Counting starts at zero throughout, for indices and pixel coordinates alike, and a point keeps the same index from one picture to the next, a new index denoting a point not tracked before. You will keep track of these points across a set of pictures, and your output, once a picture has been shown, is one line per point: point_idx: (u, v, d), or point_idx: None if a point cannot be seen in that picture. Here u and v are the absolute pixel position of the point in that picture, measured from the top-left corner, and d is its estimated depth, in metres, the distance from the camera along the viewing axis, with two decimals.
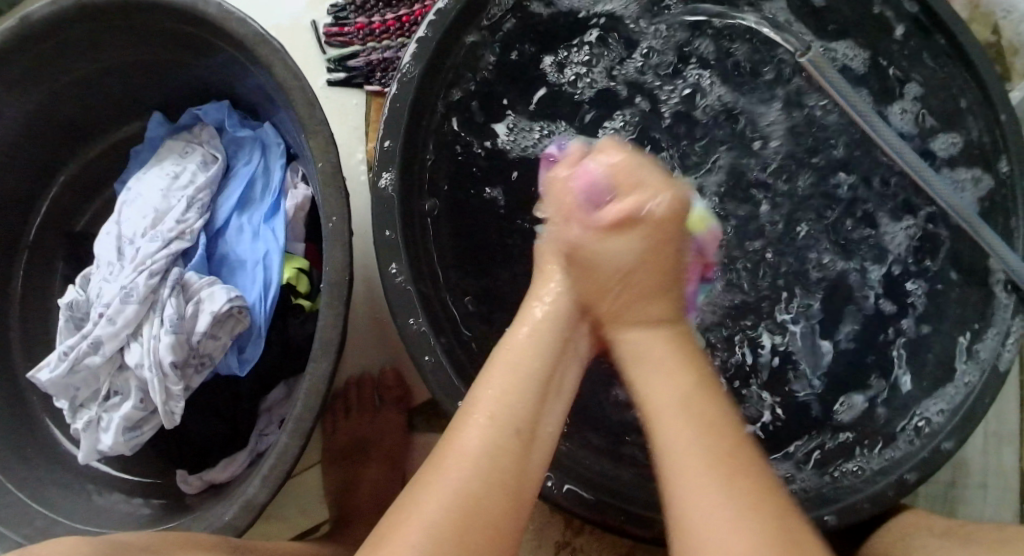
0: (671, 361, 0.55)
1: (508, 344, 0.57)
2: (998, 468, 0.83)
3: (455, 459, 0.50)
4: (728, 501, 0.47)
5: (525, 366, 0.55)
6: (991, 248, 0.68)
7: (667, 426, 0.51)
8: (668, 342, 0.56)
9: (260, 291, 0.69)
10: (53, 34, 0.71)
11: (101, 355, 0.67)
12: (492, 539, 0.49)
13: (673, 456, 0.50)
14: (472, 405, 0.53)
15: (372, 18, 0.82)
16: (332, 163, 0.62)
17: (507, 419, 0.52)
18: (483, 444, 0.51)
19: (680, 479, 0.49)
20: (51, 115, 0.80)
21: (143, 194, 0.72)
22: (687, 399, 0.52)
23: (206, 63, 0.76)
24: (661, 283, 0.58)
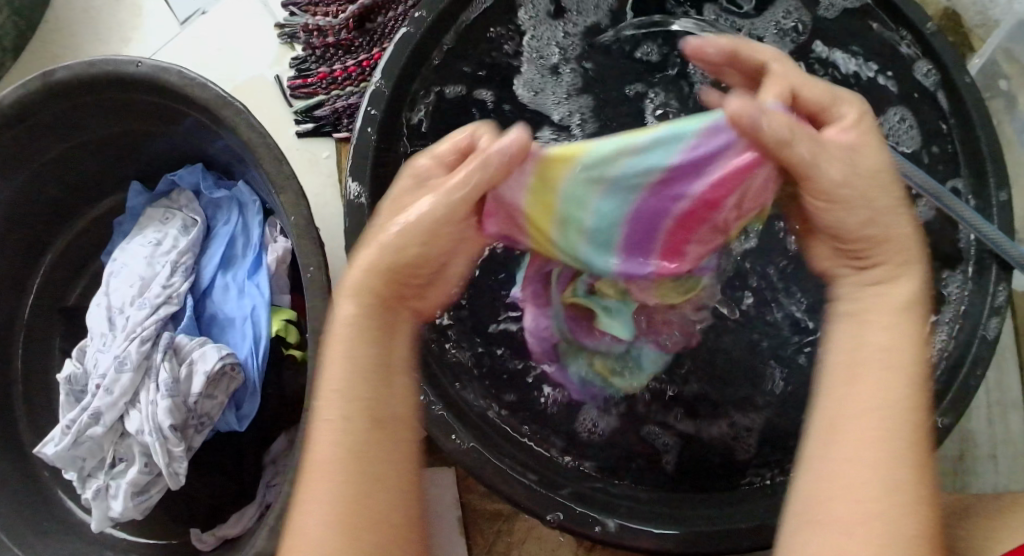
0: (886, 329, 0.46)
1: (334, 336, 0.47)
2: (1005, 435, 0.83)
3: (325, 465, 0.44)
4: (897, 476, 0.42)
5: (345, 362, 0.46)
6: (970, 223, 0.68)
7: (861, 383, 0.45)
8: (903, 322, 0.46)
9: (250, 345, 0.70)
10: (26, 118, 0.74)
11: (102, 425, 0.68)
12: (382, 529, 0.43)
13: (853, 406, 0.44)
14: (316, 413, 0.46)
15: (333, 67, 0.85)
16: (304, 215, 0.64)
17: (358, 409, 0.45)
18: (342, 445, 0.45)
19: (857, 432, 0.43)
20: (34, 196, 0.83)
21: (128, 264, 0.74)
22: (897, 392, 0.44)
23: (176, 129, 0.79)
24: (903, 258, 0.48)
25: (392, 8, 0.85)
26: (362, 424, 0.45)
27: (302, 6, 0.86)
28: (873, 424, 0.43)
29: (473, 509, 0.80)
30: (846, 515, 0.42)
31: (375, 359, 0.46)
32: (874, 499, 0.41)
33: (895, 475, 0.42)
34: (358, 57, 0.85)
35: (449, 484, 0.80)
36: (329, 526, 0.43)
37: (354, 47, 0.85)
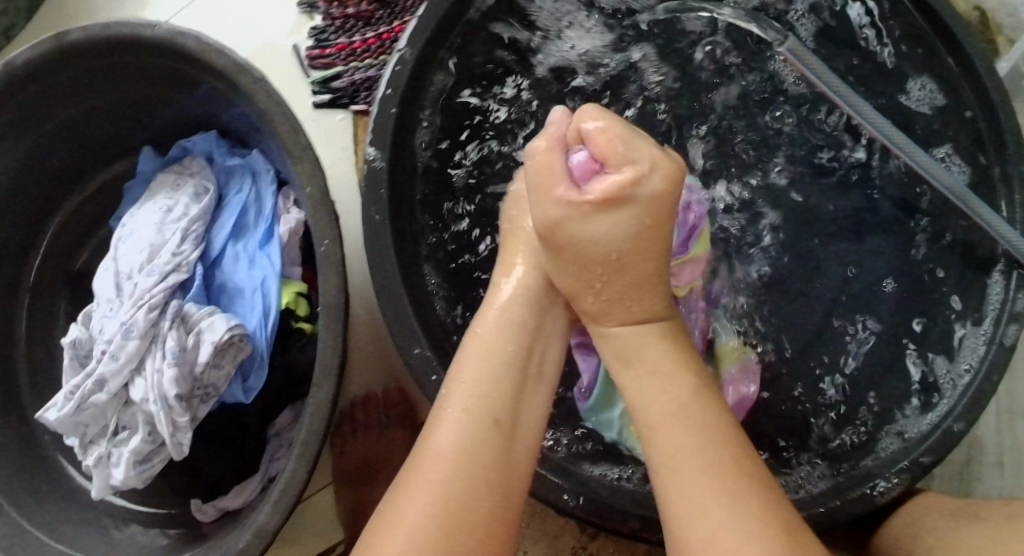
0: (665, 362, 0.56)
1: (476, 331, 0.59)
2: (1012, 442, 0.82)
3: (443, 459, 0.52)
4: (732, 514, 0.50)
5: (499, 349, 0.58)
6: (1002, 237, 0.67)
7: (659, 433, 0.54)
8: (659, 337, 0.57)
9: (259, 317, 0.69)
10: (39, 78, 0.73)
11: (106, 392, 0.67)
12: (485, 539, 0.51)
13: (673, 457, 0.53)
14: (443, 404, 0.55)
15: (352, 38, 0.83)
16: (320, 187, 0.63)
17: (482, 409, 0.55)
18: (460, 442, 0.53)
19: (683, 477, 0.52)
20: (44, 158, 0.81)
21: (138, 229, 0.73)
22: (718, 457, 0.52)
23: (191, 95, 0.78)
24: (654, 266, 0.57)
25: None
26: (492, 421, 0.55)
27: None
28: (688, 465, 0.52)
29: None
30: (723, 529, 0.49)
31: (499, 368, 0.57)
32: (730, 522, 0.49)
33: (739, 502, 0.50)
34: (378, 29, 0.83)
35: None
36: (429, 517, 0.50)
37: (374, 19, 0.83)
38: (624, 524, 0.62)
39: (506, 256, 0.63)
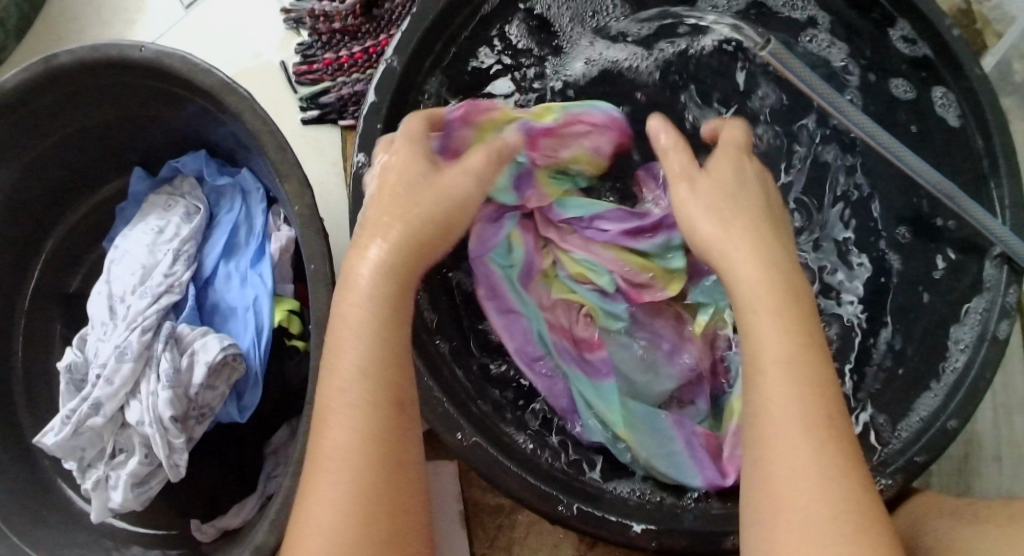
0: (743, 248, 0.49)
1: (348, 288, 0.49)
2: (1010, 437, 0.82)
3: (336, 454, 0.45)
4: (815, 455, 0.42)
5: (377, 317, 0.48)
6: (991, 233, 0.67)
7: (764, 374, 0.45)
8: (780, 286, 0.47)
9: (253, 336, 0.69)
10: (27, 101, 0.73)
11: (102, 415, 0.67)
12: (400, 521, 0.45)
13: (761, 402, 0.44)
14: (325, 398, 0.47)
15: (339, 53, 0.83)
16: (309, 204, 0.63)
17: (365, 394, 0.46)
18: (354, 436, 0.45)
19: (771, 423, 0.43)
20: (35, 181, 0.82)
21: (129, 251, 0.73)
22: (790, 359, 0.44)
23: (180, 116, 0.78)
24: (760, 232, 0.50)
25: None
26: (378, 396, 0.46)
27: None
28: (779, 421, 0.43)
29: (475, 504, 0.79)
30: (808, 478, 0.42)
31: (382, 337, 0.47)
32: (815, 464, 0.42)
33: (833, 475, 0.42)
34: (364, 43, 0.84)
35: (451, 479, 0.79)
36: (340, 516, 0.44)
37: (360, 33, 0.84)
38: (619, 534, 0.62)
39: (363, 223, 0.52)
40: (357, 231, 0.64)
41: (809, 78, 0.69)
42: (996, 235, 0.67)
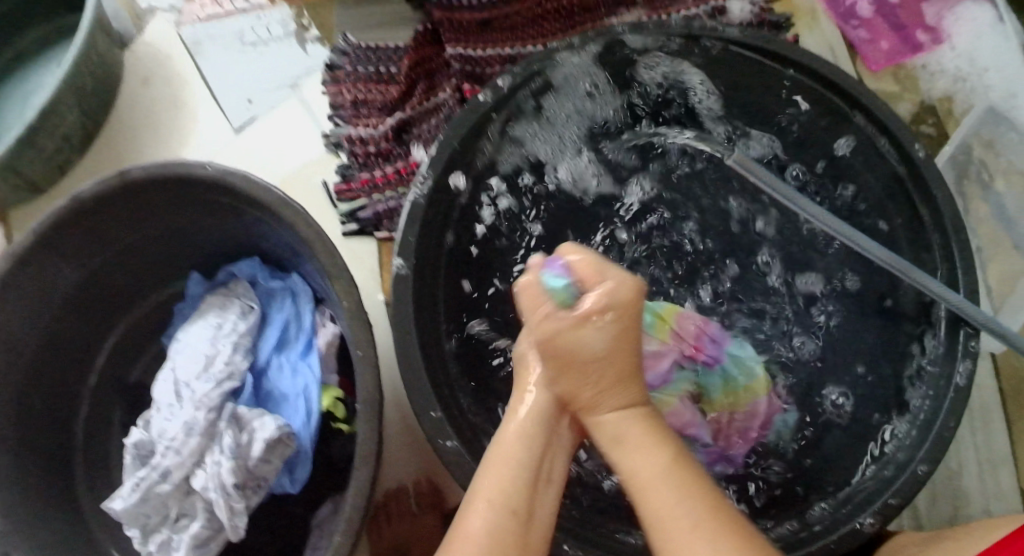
0: (636, 432, 0.60)
1: (501, 438, 0.63)
2: (997, 490, 0.97)
3: (476, 540, 0.56)
4: (692, 518, 0.54)
5: (522, 454, 0.61)
6: (947, 301, 0.79)
7: (650, 489, 0.57)
8: (639, 421, 0.61)
9: (303, 418, 0.80)
10: (103, 207, 0.86)
11: (169, 483, 0.76)
12: None
13: (668, 517, 0.55)
14: (473, 494, 0.60)
15: (374, 174, 1.04)
16: (356, 301, 0.75)
17: (507, 499, 0.58)
18: (490, 531, 0.57)
19: (671, 530, 0.54)
20: (106, 280, 0.95)
21: (191, 345, 0.85)
22: (664, 471, 0.57)
23: (236, 225, 0.91)
24: (624, 367, 0.62)
25: (425, 122, 1.05)
26: (506, 513, 0.58)
27: (345, 119, 1.08)
28: (680, 522, 0.55)
29: None
30: None
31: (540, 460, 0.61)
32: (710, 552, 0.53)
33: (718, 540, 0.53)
34: (396, 164, 1.04)
35: None
36: None
37: (392, 155, 1.04)
38: None
39: (518, 385, 0.66)
40: (397, 325, 0.76)
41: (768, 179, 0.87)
42: (952, 302, 0.79)
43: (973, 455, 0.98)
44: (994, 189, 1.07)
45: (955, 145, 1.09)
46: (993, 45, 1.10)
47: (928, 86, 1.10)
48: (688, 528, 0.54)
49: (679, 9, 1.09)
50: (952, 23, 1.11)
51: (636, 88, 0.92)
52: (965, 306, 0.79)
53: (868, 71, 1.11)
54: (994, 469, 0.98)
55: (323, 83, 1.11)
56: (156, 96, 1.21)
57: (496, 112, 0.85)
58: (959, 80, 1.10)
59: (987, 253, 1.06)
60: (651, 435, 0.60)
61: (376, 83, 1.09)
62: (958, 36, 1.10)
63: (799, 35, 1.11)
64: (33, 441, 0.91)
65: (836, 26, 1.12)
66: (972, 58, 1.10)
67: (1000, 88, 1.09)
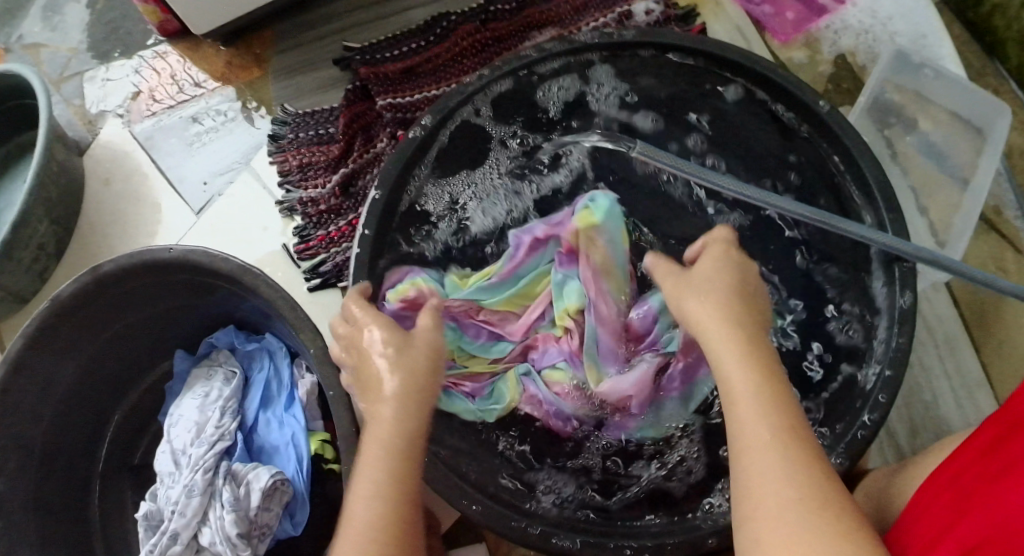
0: (747, 357, 0.62)
1: (370, 440, 0.65)
2: (977, 414, 0.98)
3: (363, 533, 0.59)
4: (790, 496, 0.53)
5: (395, 442, 0.65)
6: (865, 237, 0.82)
7: (752, 453, 0.56)
8: (763, 382, 0.60)
9: (295, 464, 0.86)
10: (84, 303, 0.94)
11: (179, 543, 0.82)
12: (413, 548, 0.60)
13: (757, 481, 0.55)
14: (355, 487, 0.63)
15: (329, 231, 1.11)
16: (322, 346, 0.82)
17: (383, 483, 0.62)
18: (373, 517, 0.60)
19: (763, 490, 0.54)
20: (98, 370, 1.02)
21: (184, 415, 0.91)
22: (780, 435, 0.56)
23: (211, 300, 0.98)
24: (739, 317, 0.66)
25: (367, 174, 1.13)
26: (386, 490, 0.62)
27: (294, 184, 1.15)
28: (773, 492, 0.54)
29: None
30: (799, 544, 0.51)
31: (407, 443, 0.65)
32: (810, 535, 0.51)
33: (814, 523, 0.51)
34: (348, 216, 1.12)
35: None
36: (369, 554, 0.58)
37: (343, 210, 1.12)
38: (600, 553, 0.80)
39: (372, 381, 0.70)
40: None
41: (667, 160, 0.92)
42: (882, 241, 0.81)
43: (947, 384, 1.00)
44: (919, 129, 1.06)
45: (872, 94, 1.05)
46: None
47: (835, 44, 1.16)
48: (791, 516, 0.52)
49: (588, 23, 1.15)
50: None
51: (548, 90, 0.98)
52: (897, 243, 0.81)
53: (778, 44, 1.17)
54: (969, 392, 0.99)
55: (270, 154, 1.19)
56: (119, 193, 1.28)
57: (419, 154, 0.92)
58: (863, 35, 1.15)
59: (920, 190, 1.05)
60: (739, 356, 0.62)
61: (317, 145, 1.17)
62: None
63: (706, 22, 1.17)
64: (52, 532, 0.97)
65: (740, 8, 1.18)
66: (873, 11, 1.15)
67: (907, 33, 1.14)
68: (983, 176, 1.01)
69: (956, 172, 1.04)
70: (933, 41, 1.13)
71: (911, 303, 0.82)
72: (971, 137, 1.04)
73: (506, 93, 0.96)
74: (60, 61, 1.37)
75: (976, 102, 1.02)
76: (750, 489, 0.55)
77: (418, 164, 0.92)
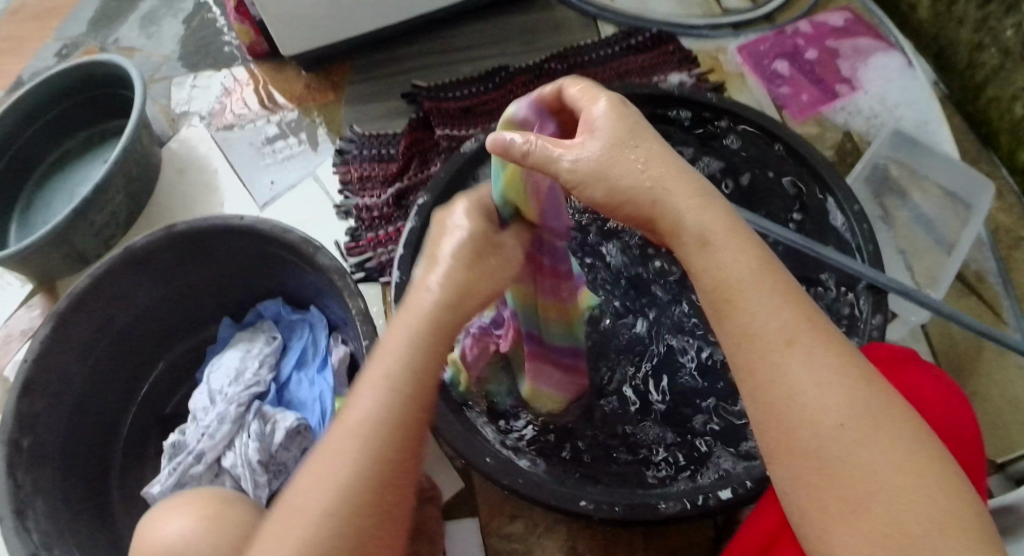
0: (690, 200, 0.64)
1: (393, 330, 0.66)
2: None
3: (349, 439, 0.62)
4: (842, 387, 0.57)
5: (406, 355, 0.64)
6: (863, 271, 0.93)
7: (772, 353, 0.59)
8: (723, 224, 0.63)
9: (319, 418, 0.96)
10: (151, 253, 1.05)
11: (203, 463, 0.88)
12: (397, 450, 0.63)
13: (777, 381, 0.58)
14: (361, 391, 0.65)
15: (377, 234, 1.25)
16: (361, 308, 0.93)
17: (387, 399, 0.63)
18: (373, 420, 0.63)
19: (801, 387, 0.57)
20: (148, 321, 1.12)
21: (225, 363, 1.00)
22: (792, 330, 0.59)
23: (266, 272, 1.10)
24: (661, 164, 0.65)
25: (419, 191, 1.27)
26: (389, 416, 0.63)
27: (353, 192, 1.30)
28: (829, 394, 0.57)
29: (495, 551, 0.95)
30: (822, 402, 0.57)
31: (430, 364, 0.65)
32: (831, 402, 0.57)
33: (862, 426, 0.56)
34: (395, 224, 1.25)
35: (473, 529, 0.96)
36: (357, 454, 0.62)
37: (393, 217, 1.26)
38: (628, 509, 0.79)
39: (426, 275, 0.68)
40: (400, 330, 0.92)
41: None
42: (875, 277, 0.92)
43: None
44: (912, 202, 1.17)
45: (869, 168, 1.20)
46: (900, 86, 1.30)
47: (845, 124, 1.28)
48: (823, 382, 0.57)
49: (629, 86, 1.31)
50: (864, 74, 1.32)
51: None
52: (873, 274, 0.93)
53: (794, 120, 1.30)
54: None
55: (335, 165, 1.35)
56: (191, 182, 1.42)
57: (478, 159, 1.08)
58: (871, 119, 1.28)
59: (910, 253, 1.14)
60: (791, 330, 0.59)
61: (377, 162, 1.32)
62: (870, 83, 1.31)
63: (731, 96, 1.32)
64: (76, 459, 1.04)
65: (764, 90, 1.33)
66: (882, 99, 1.29)
67: (910, 119, 1.26)
68: (964, 243, 1.10)
69: (943, 240, 1.13)
70: (934, 127, 1.25)
71: (880, 322, 0.92)
72: (960, 210, 1.14)
73: None
74: (151, 62, 1.56)
75: (965, 180, 1.14)
76: (788, 378, 0.58)
77: (471, 174, 1.07)
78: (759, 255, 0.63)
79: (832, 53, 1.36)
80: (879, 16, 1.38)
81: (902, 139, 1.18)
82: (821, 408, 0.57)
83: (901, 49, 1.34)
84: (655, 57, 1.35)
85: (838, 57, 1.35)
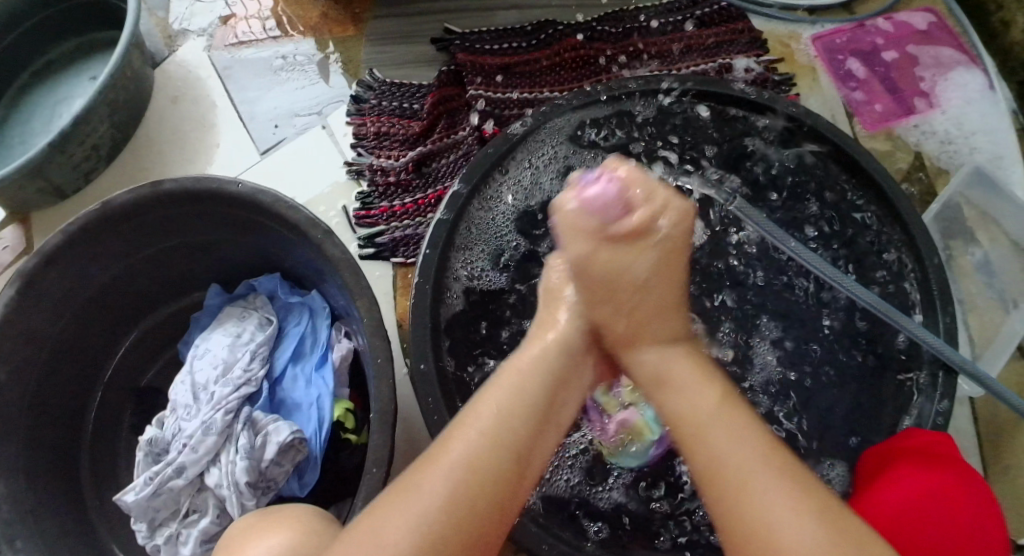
0: (691, 371, 0.70)
1: (475, 409, 0.67)
2: None
3: (423, 498, 0.62)
4: (788, 500, 0.62)
5: (489, 425, 0.65)
6: (921, 337, 0.86)
7: (737, 472, 0.64)
8: (685, 355, 0.71)
9: (315, 426, 0.84)
10: (135, 213, 0.91)
11: (183, 478, 0.81)
12: (466, 524, 0.61)
13: (738, 490, 0.63)
14: (435, 455, 0.64)
15: (392, 204, 1.11)
16: (376, 316, 0.80)
17: (478, 461, 0.64)
18: (451, 488, 0.62)
19: (760, 492, 0.63)
20: (129, 283, 1.00)
21: (211, 350, 0.89)
22: (756, 450, 0.65)
23: (265, 245, 0.96)
24: (668, 286, 0.72)
25: (445, 156, 1.13)
26: (468, 475, 0.63)
27: (367, 149, 1.15)
28: (786, 511, 0.62)
29: None
30: (779, 514, 0.61)
31: (503, 444, 0.65)
32: (791, 513, 0.61)
33: (819, 525, 0.61)
34: (415, 195, 1.11)
35: None
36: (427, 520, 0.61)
37: (411, 186, 1.12)
38: None
39: (478, 393, 0.69)
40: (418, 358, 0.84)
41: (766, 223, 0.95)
42: (939, 348, 0.86)
43: None
44: (977, 247, 1.09)
45: (942, 203, 1.10)
46: (979, 112, 1.18)
47: (917, 144, 1.16)
48: (780, 496, 0.62)
49: (688, 65, 1.16)
50: (943, 89, 1.19)
51: (643, 125, 1.03)
52: (943, 348, 0.86)
53: (865, 131, 1.17)
54: None
55: (349, 114, 1.19)
56: (186, 114, 1.26)
57: (518, 148, 0.96)
58: (945, 143, 1.16)
59: (965, 304, 1.06)
60: (759, 444, 0.65)
61: (399, 117, 1.17)
62: (948, 101, 1.18)
63: (800, 93, 1.19)
64: (44, 434, 0.94)
65: (836, 89, 1.20)
66: (961, 122, 1.17)
67: (985, 151, 1.16)
68: None
69: (1003, 295, 1.06)
70: (1009, 164, 1.15)
71: (946, 408, 0.88)
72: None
73: (607, 114, 1.01)
74: None
75: None
76: (746, 497, 0.63)
77: (509, 168, 0.96)
78: (701, 363, 0.71)
79: (911, 60, 1.21)
80: (965, 22, 1.23)
81: (978, 178, 1.11)
82: (778, 521, 0.61)
83: (984, 66, 1.20)
84: (721, 32, 1.19)
85: (917, 65, 1.21)
